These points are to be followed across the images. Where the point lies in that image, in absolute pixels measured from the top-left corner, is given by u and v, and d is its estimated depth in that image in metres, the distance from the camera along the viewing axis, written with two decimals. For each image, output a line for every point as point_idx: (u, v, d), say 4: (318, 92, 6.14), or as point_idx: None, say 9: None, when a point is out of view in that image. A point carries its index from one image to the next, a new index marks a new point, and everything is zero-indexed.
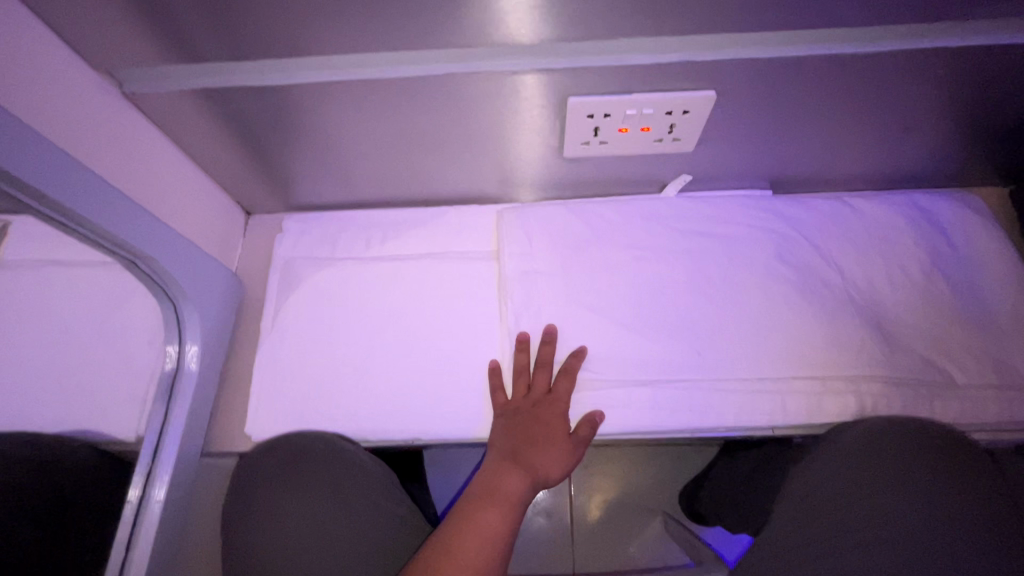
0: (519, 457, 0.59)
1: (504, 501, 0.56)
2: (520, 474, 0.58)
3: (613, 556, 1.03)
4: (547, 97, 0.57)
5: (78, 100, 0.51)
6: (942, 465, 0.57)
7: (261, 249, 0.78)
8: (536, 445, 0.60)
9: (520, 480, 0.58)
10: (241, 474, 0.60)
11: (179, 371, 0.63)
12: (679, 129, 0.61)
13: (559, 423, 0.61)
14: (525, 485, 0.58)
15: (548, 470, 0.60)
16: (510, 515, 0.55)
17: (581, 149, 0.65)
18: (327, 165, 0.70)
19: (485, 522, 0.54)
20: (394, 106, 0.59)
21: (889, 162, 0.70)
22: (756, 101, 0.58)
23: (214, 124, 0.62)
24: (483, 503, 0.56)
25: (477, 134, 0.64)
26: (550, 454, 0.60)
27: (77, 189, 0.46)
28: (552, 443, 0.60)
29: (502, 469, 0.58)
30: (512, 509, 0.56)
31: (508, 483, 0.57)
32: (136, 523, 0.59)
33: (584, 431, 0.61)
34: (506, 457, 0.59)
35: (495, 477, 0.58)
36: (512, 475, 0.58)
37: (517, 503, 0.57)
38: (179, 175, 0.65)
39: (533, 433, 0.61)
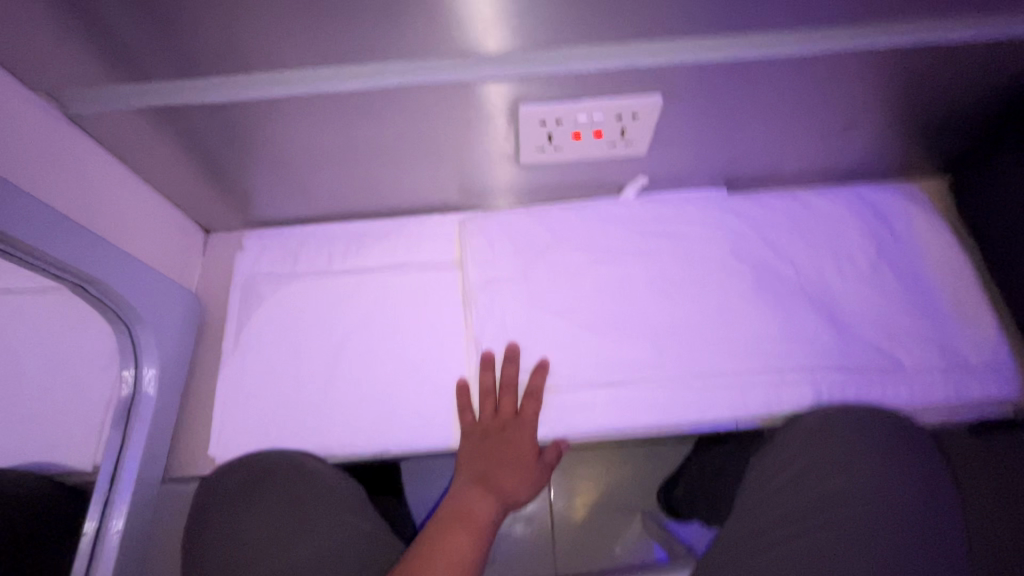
0: (487, 482, 0.60)
1: (474, 525, 0.57)
2: (489, 498, 0.59)
3: (594, 558, 1.04)
4: (500, 106, 0.58)
5: (19, 122, 0.50)
6: (894, 445, 0.60)
7: (221, 267, 0.77)
8: (503, 468, 0.61)
9: (489, 503, 0.59)
10: (205, 493, 0.58)
11: (136, 396, 0.61)
12: (630, 133, 0.63)
13: (527, 445, 0.62)
14: (494, 508, 0.60)
15: (515, 492, 0.61)
16: (479, 538, 0.57)
17: (538, 156, 0.66)
18: (284, 180, 0.70)
19: (455, 547, 0.55)
20: (347, 120, 0.59)
21: (834, 160, 0.73)
22: (702, 105, 0.60)
23: (164, 142, 0.61)
24: (453, 528, 0.57)
25: (432, 143, 0.64)
26: (520, 476, 0.62)
27: (21, 214, 0.45)
28: (519, 465, 0.62)
29: (475, 492, 0.60)
30: (481, 532, 0.57)
31: (477, 507, 0.59)
32: (93, 556, 0.57)
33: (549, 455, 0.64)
34: (475, 481, 0.61)
35: (463, 501, 0.59)
36: (482, 499, 0.59)
37: (487, 526, 0.58)
38: (131, 195, 0.64)
39: (500, 456, 0.62)
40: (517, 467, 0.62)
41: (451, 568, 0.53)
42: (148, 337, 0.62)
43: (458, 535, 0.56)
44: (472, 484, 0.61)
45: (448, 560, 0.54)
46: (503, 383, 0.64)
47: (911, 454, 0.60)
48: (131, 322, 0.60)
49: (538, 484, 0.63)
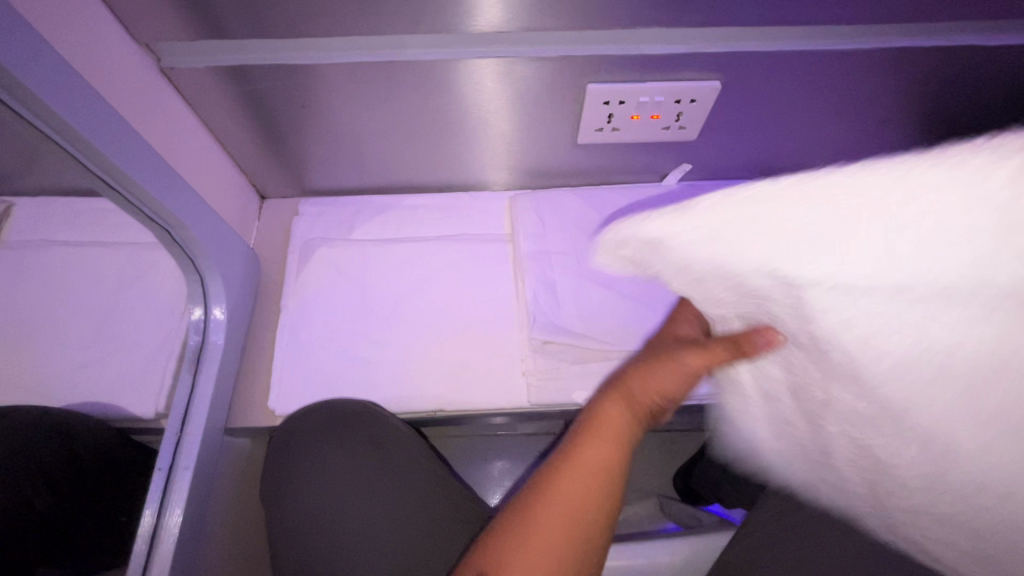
0: (619, 390, 0.50)
1: (600, 430, 0.46)
2: (620, 405, 0.48)
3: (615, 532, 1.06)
4: (570, 85, 0.62)
5: (122, 71, 0.52)
6: None
7: (275, 231, 0.79)
8: (639, 374, 0.52)
9: (621, 409, 0.48)
10: (283, 437, 0.62)
11: (205, 343, 0.65)
12: (685, 118, 0.66)
13: (668, 349, 0.53)
14: (626, 414, 0.48)
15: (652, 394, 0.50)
16: (614, 443, 0.45)
17: (595, 135, 0.70)
18: (347, 149, 0.72)
19: (583, 455, 0.44)
20: (423, 91, 0.62)
21: (864, 157, 0.78)
22: (755, 94, 0.64)
23: (242, 104, 0.63)
24: (579, 438, 0.46)
25: (496, 116, 0.67)
26: (660, 374, 0.51)
27: (127, 152, 0.47)
28: (623, 404, 0.49)
29: (603, 400, 0.50)
30: (615, 438, 0.45)
31: (587, 450, 0.44)
32: (165, 493, 0.58)
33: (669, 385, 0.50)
34: (603, 394, 0.51)
35: (589, 412, 0.49)
36: (591, 442, 0.45)
37: (623, 433, 0.46)
38: (204, 154, 0.66)
39: (634, 366, 0.53)
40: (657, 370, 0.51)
41: (573, 522, 0.40)
42: (217, 288, 0.65)
43: (584, 442, 0.44)
44: (602, 396, 0.50)
45: (568, 511, 0.40)
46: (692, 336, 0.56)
47: None
48: (202, 272, 0.63)
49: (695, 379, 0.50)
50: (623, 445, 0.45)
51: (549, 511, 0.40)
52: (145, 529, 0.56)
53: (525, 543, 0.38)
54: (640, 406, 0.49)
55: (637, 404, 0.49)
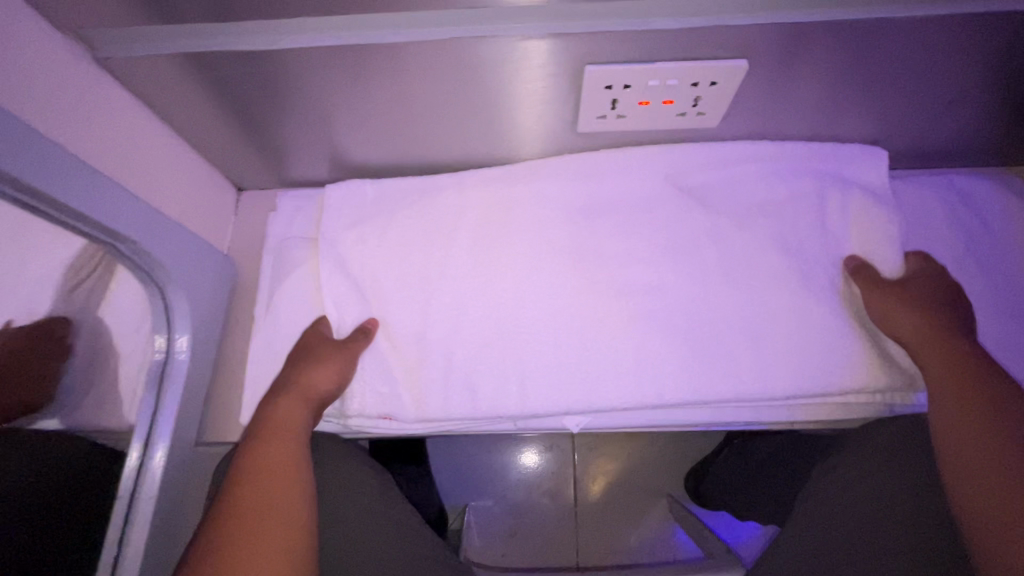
0: (298, 388, 0.59)
1: (280, 431, 0.56)
2: (298, 405, 0.58)
3: (620, 560, 1.01)
4: (562, 67, 0.52)
5: (49, 65, 0.46)
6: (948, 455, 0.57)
7: (253, 228, 0.74)
8: (319, 365, 0.60)
9: (301, 412, 0.58)
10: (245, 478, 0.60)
11: (170, 361, 0.61)
12: (704, 102, 0.56)
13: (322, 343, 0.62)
14: (308, 414, 0.59)
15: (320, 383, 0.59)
16: (297, 443, 0.56)
17: (597, 123, 0.60)
18: (320, 141, 0.65)
19: (266, 456, 0.54)
20: (393, 75, 0.54)
21: (920, 143, 0.66)
22: (790, 74, 0.53)
23: (196, 94, 0.57)
24: (260, 442, 0.55)
25: (484, 102, 0.58)
26: (322, 369, 0.60)
27: (49, 168, 0.42)
28: (298, 401, 0.58)
29: (283, 400, 0.58)
30: (292, 435, 0.56)
31: (264, 454, 0.54)
32: (124, 529, 0.57)
33: (325, 381, 0.60)
34: (281, 394, 0.59)
35: (271, 415, 0.57)
36: (266, 445, 0.55)
37: (302, 433, 0.57)
38: (163, 151, 0.61)
39: (302, 351, 0.62)
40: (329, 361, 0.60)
41: (277, 462, 0.54)
42: (180, 307, 0.61)
43: (267, 447, 0.54)
44: (295, 398, 0.59)
45: (272, 487, 0.52)
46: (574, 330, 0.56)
47: None
48: (162, 285, 0.58)
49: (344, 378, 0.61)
50: (295, 437, 0.56)
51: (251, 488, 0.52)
52: (105, 565, 0.55)
53: (260, 524, 0.49)
54: (313, 402, 0.59)
55: (304, 395, 0.59)
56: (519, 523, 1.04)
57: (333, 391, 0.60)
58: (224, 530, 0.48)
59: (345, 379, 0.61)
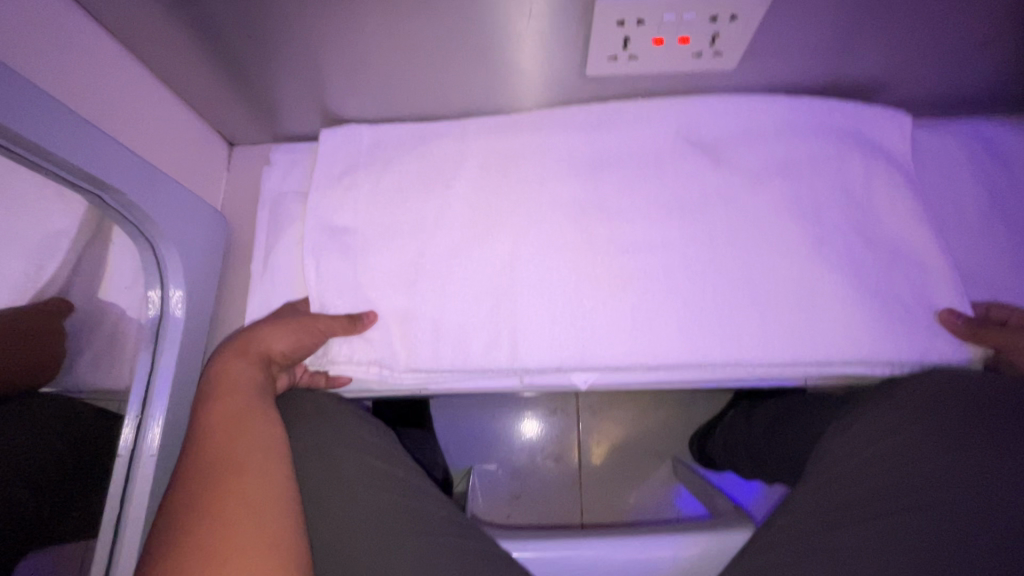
0: (246, 350, 0.57)
1: (229, 389, 0.54)
2: (246, 366, 0.56)
3: (622, 518, 1.02)
4: (573, 1, 0.48)
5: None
6: (954, 397, 0.56)
7: (246, 184, 0.71)
8: (268, 325, 0.58)
9: (248, 371, 0.56)
10: None
11: (164, 318, 0.59)
12: (722, 40, 0.52)
13: (282, 312, 0.62)
14: (254, 376, 0.56)
15: (272, 346, 0.57)
16: (239, 399, 0.53)
17: (607, 66, 0.56)
18: (313, 90, 0.61)
19: (214, 411, 0.52)
20: (389, 14, 0.50)
21: (951, 88, 0.62)
22: (817, 8, 0.49)
23: (178, 36, 0.52)
24: (208, 396, 0.54)
25: (488, 42, 0.54)
26: (272, 331, 0.58)
27: (26, 108, 0.40)
28: (248, 359, 0.56)
29: (233, 359, 0.56)
30: (239, 393, 0.54)
31: (216, 412, 0.52)
32: (127, 485, 0.56)
33: (278, 345, 0.57)
34: (234, 351, 0.57)
35: (219, 371, 0.55)
36: (221, 403, 0.53)
37: (246, 390, 0.55)
38: (147, 100, 0.57)
39: (270, 315, 0.61)
40: (290, 326, 0.58)
41: (232, 424, 0.51)
42: (173, 259, 0.58)
43: (213, 403, 0.52)
44: (235, 354, 0.57)
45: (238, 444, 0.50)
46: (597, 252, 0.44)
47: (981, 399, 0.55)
48: (153, 239, 0.56)
49: (305, 343, 0.58)
50: (252, 392, 0.55)
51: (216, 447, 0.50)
52: (109, 521, 0.55)
53: (231, 474, 0.48)
54: (266, 363, 0.57)
55: (259, 355, 0.57)
56: (524, 486, 1.04)
57: (286, 355, 0.58)
58: (188, 487, 0.47)
59: (298, 345, 0.58)
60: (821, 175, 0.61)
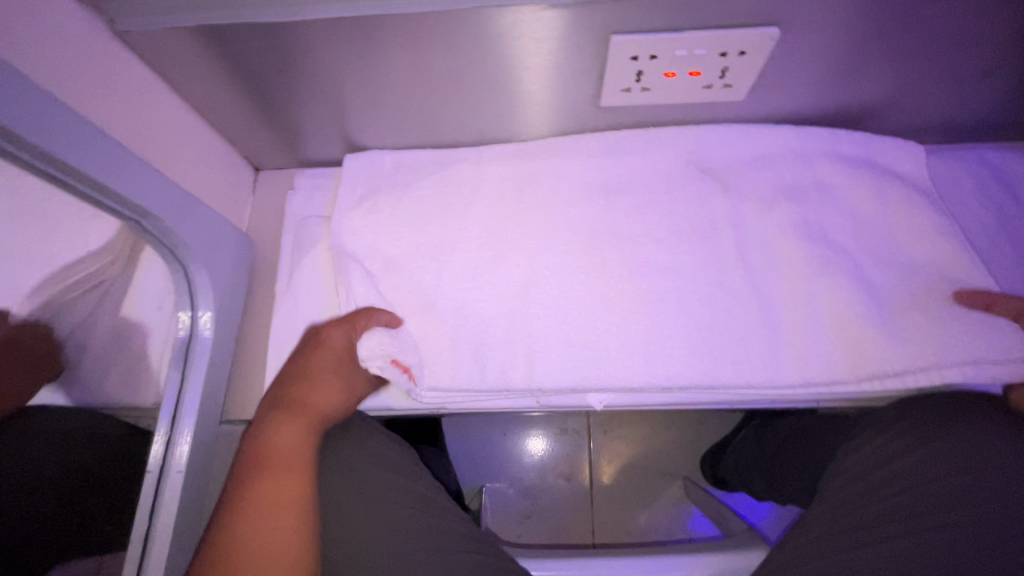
0: (296, 411, 0.57)
1: (285, 462, 0.53)
2: (297, 431, 0.56)
3: (633, 538, 1.03)
4: (588, 37, 0.51)
5: (67, 38, 0.45)
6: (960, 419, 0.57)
7: (270, 207, 0.74)
8: (313, 382, 0.60)
9: (299, 436, 0.56)
10: None
11: (194, 338, 0.61)
12: (732, 73, 0.55)
13: (327, 354, 0.61)
14: (306, 440, 0.56)
15: (326, 404, 0.60)
16: (297, 473, 0.53)
17: (621, 97, 0.59)
18: (338, 119, 0.64)
19: (269, 489, 0.51)
20: (413, 49, 0.52)
21: (955, 116, 0.64)
22: (823, 43, 0.51)
23: (213, 70, 0.55)
24: (258, 471, 0.52)
25: (505, 74, 0.56)
26: (323, 389, 0.60)
27: (72, 141, 0.43)
28: (298, 424, 0.56)
29: (282, 422, 0.56)
30: (293, 464, 0.54)
31: (262, 489, 0.51)
32: (155, 502, 0.57)
33: (333, 402, 0.60)
34: (280, 414, 0.57)
35: (267, 440, 0.55)
36: (274, 477, 0.52)
37: (303, 458, 0.55)
38: (181, 129, 0.60)
39: (313, 360, 0.61)
40: (335, 378, 0.61)
41: (279, 501, 0.51)
42: (202, 279, 0.60)
43: (268, 481, 0.51)
44: (284, 418, 0.57)
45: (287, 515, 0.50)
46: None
47: (986, 421, 0.56)
48: (185, 262, 0.59)
49: (355, 390, 0.62)
50: (302, 461, 0.54)
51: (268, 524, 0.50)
52: (137, 537, 0.56)
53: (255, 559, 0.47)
54: (314, 419, 0.58)
55: (311, 416, 0.58)
56: (535, 505, 1.04)
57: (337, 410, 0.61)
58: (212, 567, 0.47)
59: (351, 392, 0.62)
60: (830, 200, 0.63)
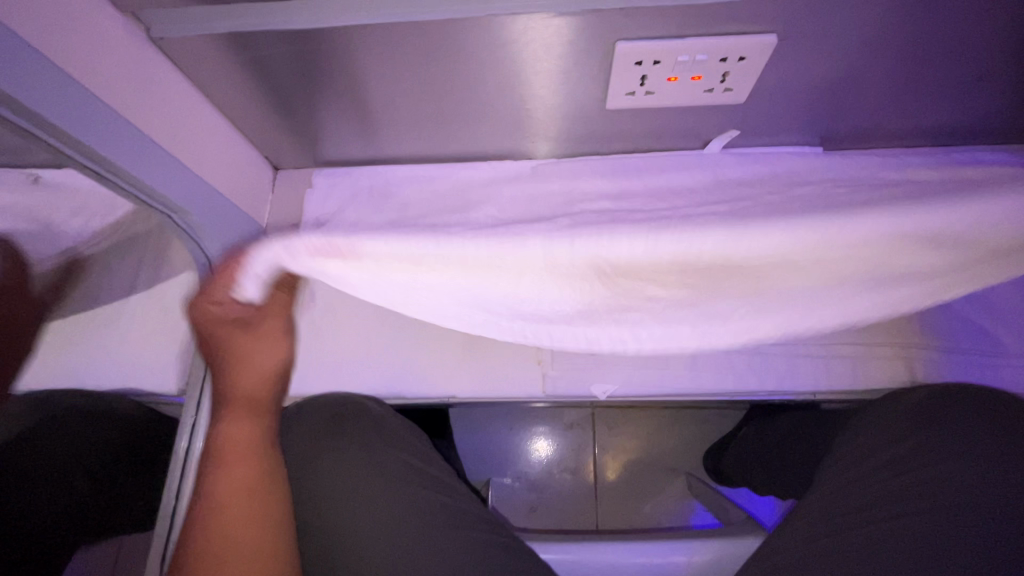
0: (238, 404, 0.56)
1: (242, 457, 0.56)
2: (248, 422, 0.56)
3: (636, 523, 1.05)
4: (594, 44, 0.53)
5: (108, 46, 0.48)
6: (944, 404, 0.60)
7: (289, 205, 0.77)
8: (239, 363, 0.54)
9: (249, 428, 0.56)
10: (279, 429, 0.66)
11: None
12: (731, 78, 0.57)
13: (237, 331, 0.53)
14: (259, 426, 0.57)
15: (260, 384, 0.56)
16: (256, 464, 0.56)
17: (625, 100, 0.61)
18: (355, 121, 0.67)
19: (231, 481, 0.55)
20: (429, 56, 0.55)
21: (952, 120, 0.66)
22: (818, 51, 0.54)
23: (239, 74, 0.58)
24: (220, 467, 0.56)
25: (515, 79, 0.59)
26: (253, 369, 0.55)
27: (116, 143, 0.47)
28: (246, 415, 0.56)
29: (229, 417, 0.56)
30: (249, 456, 0.56)
31: (227, 484, 0.55)
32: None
33: (269, 370, 0.56)
34: (227, 409, 0.56)
35: (222, 438, 0.56)
36: (231, 475, 0.55)
37: (260, 445, 0.57)
38: (206, 129, 0.63)
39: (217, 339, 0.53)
40: (264, 349, 0.55)
41: (241, 502, 0.55)
42: None
43: (229, 475, 0.55)
44: (229, 414, 0.56)
45: (240, 511, 0.54)
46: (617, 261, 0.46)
47: (965, 406, 0.60)
48: None
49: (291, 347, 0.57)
50: (258, 450, 0.57)
51: (223, 514, 0.54)
52: None
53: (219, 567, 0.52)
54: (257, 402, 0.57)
55: (251, 402, 0.56)
56: (540, 498, 1.07)
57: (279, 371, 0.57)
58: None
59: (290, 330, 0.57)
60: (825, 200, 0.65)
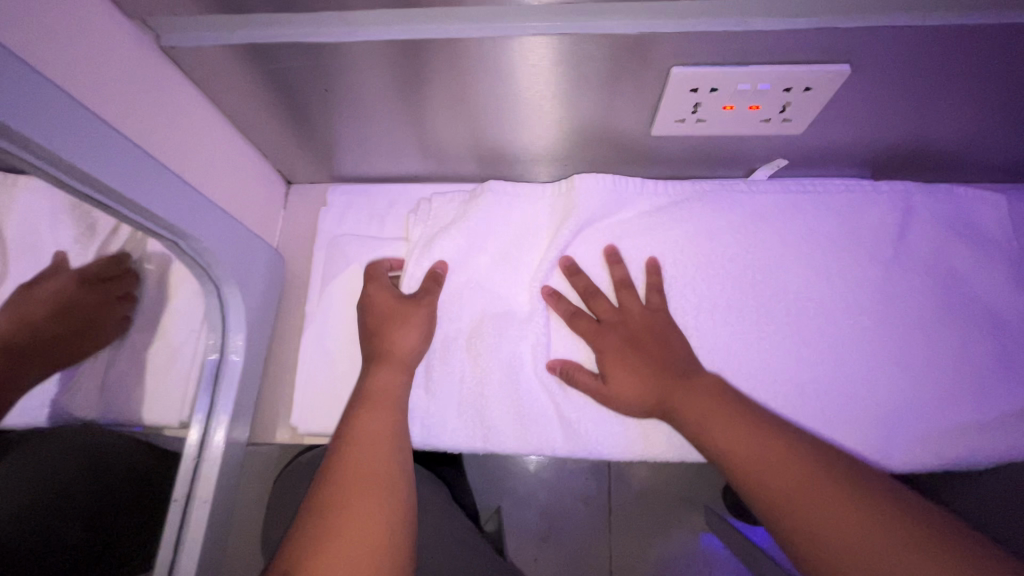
0: (384, 355, 0.58)
1: (379, 400, 0.56)
2: (391, 372, 0.58)
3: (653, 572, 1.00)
4: (646, 67, 0.48)
5: (117, 57, 0.43)
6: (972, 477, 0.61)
7: (302, 222, 0.73)
8: (394, 323, 0.60)
9: (393, 377, 0.58)
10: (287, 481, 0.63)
11: (223, 362, 0.60)
12: (793, 109, 0.52)
13: (399, 306, 0.60)
14: (400, 380, 0.58)
15: (405, 343, 0.59)
16: (391, 420, 0.55)
17: (674, 127, 0.57)
18: (378, 137, 0.63)
19: (367, 423, 0.54)
20: (466, 75, 0.51)
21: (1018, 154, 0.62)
22: (890, 83, 0.50)
23: (257, 87, 0.54)
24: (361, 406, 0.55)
25: (556, 101, 0.54)
26: (405, 328, 0.59)
27: (126, 172, 0.42)
28: (391, 366, 0.58)
29: (373, 368, 0.58)
30: (389, 404, 0.56)
31: (361, 424, 0.53)
32: (181, 529, 0.58)
33: (410, 342, 0.59)
34: (374, 360, 0.59)
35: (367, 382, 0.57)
36: (366, 415, 0.54)
37: (397, 429, 0.54)
38: (219, 144, 0.58)
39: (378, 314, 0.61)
40: (408, 322, 0.59)
41: (381, 432, 0.53)
42: (236, 298, 0.59)
43: (368, 413, 0.54)
44: (374, 363, 0.59)
45: (370, 460, 0.50)
46: (629, 288, 0.61)
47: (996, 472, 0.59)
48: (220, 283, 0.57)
49: (427, 329, 0.60)
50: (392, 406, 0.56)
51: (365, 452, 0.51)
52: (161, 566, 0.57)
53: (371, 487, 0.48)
54: (402, 362, 0.58)
55: (400, 359, 0.58)
56: (552, 528, 1.02)
57: (419, 347, 0.60)
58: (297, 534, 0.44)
59: (430, 335, 0.61)
60: (878, 241, 0.61)
